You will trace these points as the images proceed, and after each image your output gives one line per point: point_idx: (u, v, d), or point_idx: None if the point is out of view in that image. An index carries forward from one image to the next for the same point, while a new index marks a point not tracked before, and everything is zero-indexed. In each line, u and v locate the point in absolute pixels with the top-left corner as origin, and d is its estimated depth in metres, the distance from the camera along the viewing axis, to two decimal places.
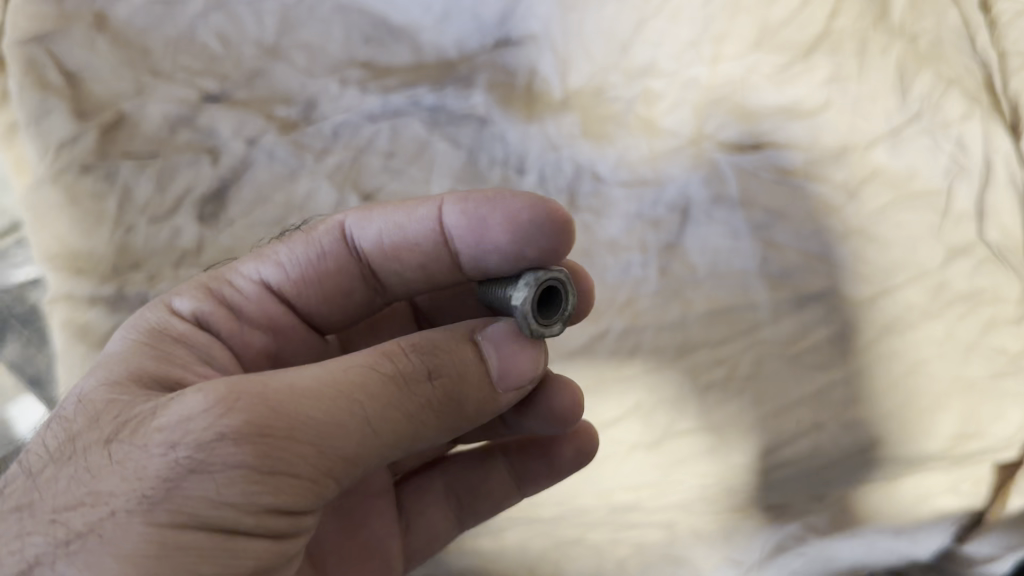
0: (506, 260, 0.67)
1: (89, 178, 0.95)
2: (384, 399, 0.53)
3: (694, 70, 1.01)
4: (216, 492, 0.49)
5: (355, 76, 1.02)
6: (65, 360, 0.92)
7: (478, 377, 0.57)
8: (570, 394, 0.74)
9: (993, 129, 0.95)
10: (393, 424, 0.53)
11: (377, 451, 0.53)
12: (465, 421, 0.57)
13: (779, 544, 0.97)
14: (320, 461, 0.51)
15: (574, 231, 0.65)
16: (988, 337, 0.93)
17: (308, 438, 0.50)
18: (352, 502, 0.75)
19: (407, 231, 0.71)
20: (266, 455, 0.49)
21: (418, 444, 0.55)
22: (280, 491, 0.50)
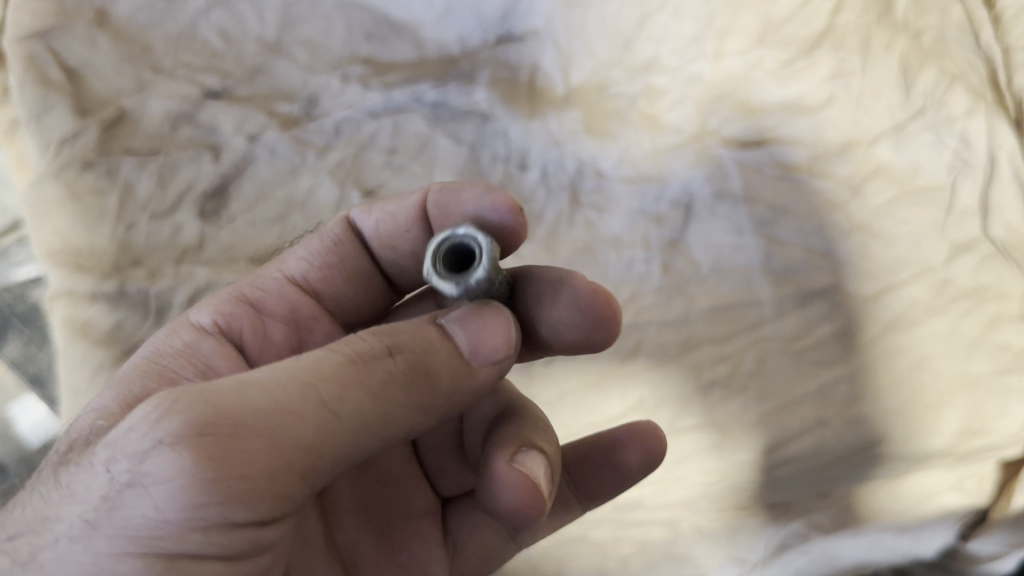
0: None
1: (90, 174, 0.93)
2: (339, 379, 0.48)
3: (696, 66, 1.02)
4: (158, 506, 0.46)
5: (357, 72, 1.03)
6: (67, 359, 0.87)
7: (450, 353, 0.51)
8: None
9: (997, 125, 0.94)
10: (355, 404, 0.47)
11: (341, 438, 0.48)
12: (444, 400, 0.51)
13: (783, 542, 0.96)
14: (273, 460, 0.46)
15: (522, 225, 0.65)
16: (993, 334, 0.92)
17: (255, 432, 0.46)
18: (397, 520, 0.71)
19: (398, 218, 0.71)
20: (207, 456, 0.45)
21: (392, 429, 0.50)
22: (230, 498, 0.45)
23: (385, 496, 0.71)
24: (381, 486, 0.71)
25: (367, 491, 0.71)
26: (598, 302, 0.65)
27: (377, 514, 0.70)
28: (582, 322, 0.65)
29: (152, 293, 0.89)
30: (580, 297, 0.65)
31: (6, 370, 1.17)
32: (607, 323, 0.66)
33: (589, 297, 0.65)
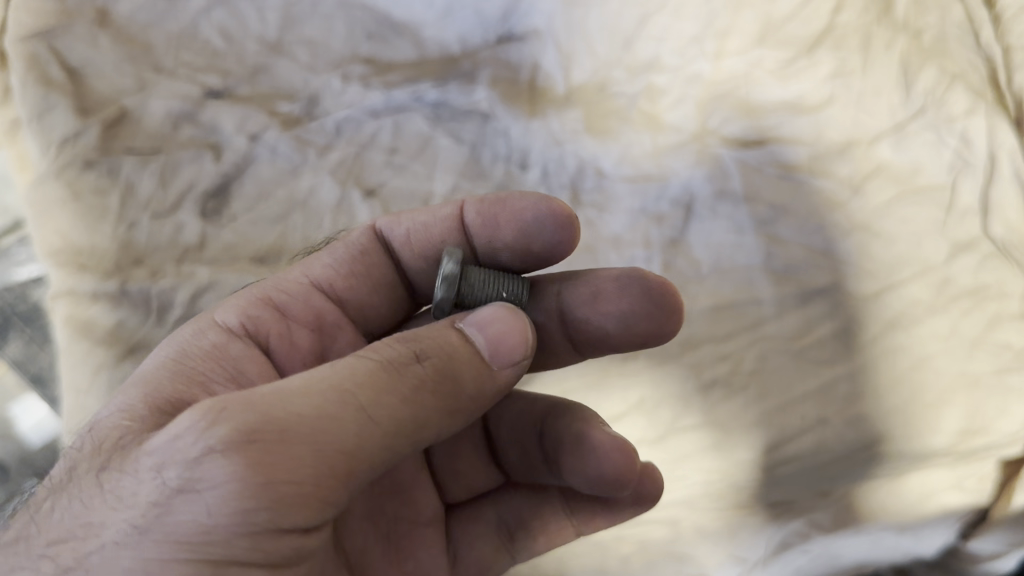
0: (513, 253, 0.70)
1: (91, 173, 0.93)
2: (375, 384, 0.49)
3: (697, 65, 1.03)
4: (209, 513, 0.46)
5: (358, 71, 1.03)
6: (68, 358, 0.87)
7: (475, 358, 0.53)
8: (624, 458, 0.64)
9: (997, 123, 0.96)
10: (392, 408, 0.49)
11: (380, 442, 0.49)
12: (469, 405, 0.53)
13: (783, 542, 0.96)
14: (319, 465, 0.46)
15: (577, 225, 0.68)
16: (993, 333, 0.92)
17: (302, 438, 0.46)
18: (404, 528, 0.71)
19: (433, 229, 0.72)
20: (259, 463, 0.45)
21: (425, 432, 0.51)
22: (279, 504, 0.46)
23: (394, 505, 0.71)
24: (390, 494, 0.71)
25: (379, 500, 0.70)
26: (668, 292, 0.66)
27: (388, 523, 0.70)
28: (653, 313, 0.66)
29: (153, 293, 0.89)
30: (652, 289, 0.66)
31: (8, 369, 1.18)
32: (675, 314, 0.67)
33: (659, 287, 0.66)
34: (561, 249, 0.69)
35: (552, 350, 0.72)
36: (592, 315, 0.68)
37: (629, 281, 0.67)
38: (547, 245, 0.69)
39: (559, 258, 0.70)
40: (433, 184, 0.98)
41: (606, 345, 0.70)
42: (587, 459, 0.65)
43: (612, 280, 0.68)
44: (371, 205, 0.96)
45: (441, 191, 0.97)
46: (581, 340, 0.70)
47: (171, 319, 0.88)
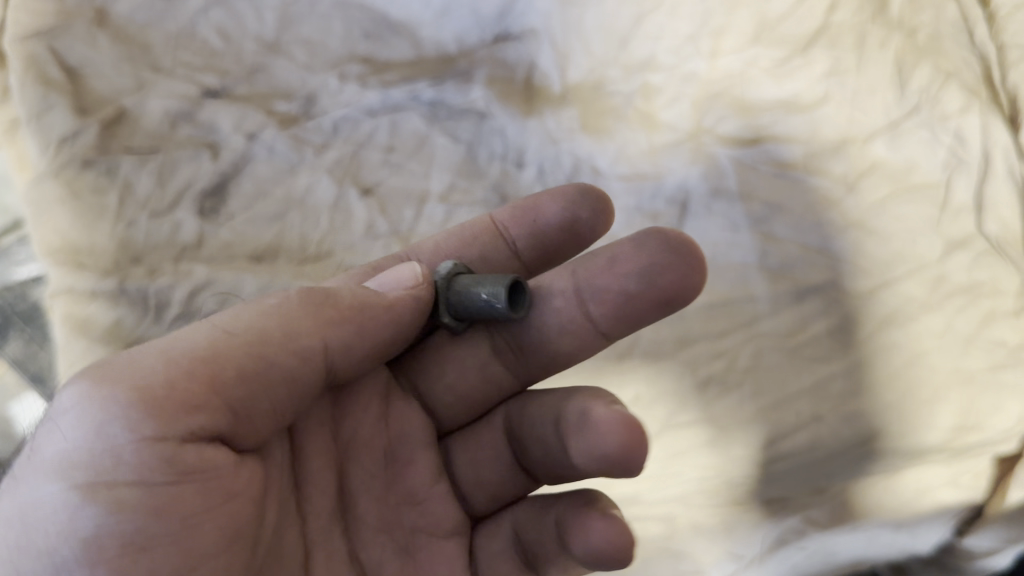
0: (554, 232, 0.75)
1: (89, 173, 0.93)
2: (238, 312, 0.57)
3: (692, 64, 1.03)
4: (70, 436, 0.50)
5: (355, 70, 1.04)
6: (65, 356, 0.87)
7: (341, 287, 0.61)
8: (626, 434, 0.55)
9: (992, 122, 0.96)
10: (252, 322, 0.56)
11: (243, 349, 0.55)
12: (344, 319, 0.59)
13: (779, 538, 0.94)
14: (171, 370, 0.52)
15: (610, 205, 0.75)
16: (987, 331, 0.92)
17: (153, 354, 0.53)
18: (423, 540, 0.65)
19: (465, 231, 0.76)
20: (115, 374, 0.52)
21: (296, 342, 0.57)
22: (134, 405, 0.50)
23: (412, 515, 0.66)
24: (407, 504, 0.66)
25: (396, 509, 0.66)
26: (682, 242, 0.63)
27: (403, 534, 0.65)
28: (675, 266, 0.63)
29: (151, 291, 0.89)
30: (668, 243, 0.63)
31: (8, 369, 1.17)
32: (699, 267, 0.63)
33: (673, 240, 0.63)
34: (599, 222, 0.75)
35: (573, 330, 0.67)
36: (613, 281, 0.65)
37: (642, 239, 0.64)
38: (590, 215, 0.74)
39: (596, 234, 0.75)
40: (428, 182, 0.99)
41: (632, 311, 0.65)
42: (583, 439, 0.57)
43: (627, 245, 0.64)
44: (368, 204, 0.96)
45: (438, 189, 0.98)
46: (607, 314, 0.66)
47: (168, 317, 0.88)
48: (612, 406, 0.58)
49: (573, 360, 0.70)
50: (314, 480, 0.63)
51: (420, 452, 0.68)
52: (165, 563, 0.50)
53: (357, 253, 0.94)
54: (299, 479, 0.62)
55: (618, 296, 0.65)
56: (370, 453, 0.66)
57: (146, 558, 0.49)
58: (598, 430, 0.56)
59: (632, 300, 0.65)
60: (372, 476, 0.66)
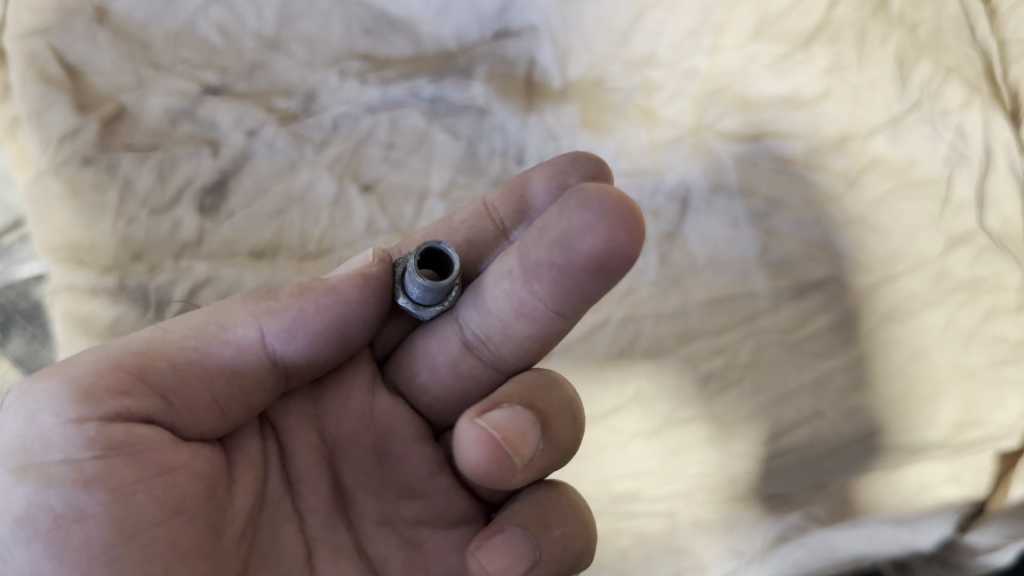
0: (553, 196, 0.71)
1: (89, 170, 0.93)
2: (182, 317, 0.60)
3: (693, 60, 1.03)
4: (9, 427, 0.52)
5: (354, 67, 1.03)
6: (65, 353, 0.87)
7: (294, 283, 0.62)
8: (487, 449, 0.56)
9: (993, 117, 0.98)
10: (191, 321, 0.59)
11: (178, 341, 0.57)
12: (285, 305, 0.59)
13: (781, 535, 0.92)
14: (102, 361, 0.54)
15: (606, 168, 0.72)
16: (989, 325, 0.93)
17: (90, 353, 0.56)
18: (427, 532, 0.63)
19: (453, 219, 0.72)
20: (53, 371, 0.54)
21: (232, 332, 0.58)
22: (61, 391, 0.52)
23: (415, 508, 0.63)
24: (406, 497, 0.63)
25: (395, 502, 0.63)
26: (612, 198, 0.53)
27: (405, 527, 0.63)
28: (598, 227, 0.53)
29: (151, 288, 0.89)
30: (593, 201, 0.53)
31: (11, 367, 1.18)
32: (633, 224, 0.53)
33: (604, 196, 0.53)
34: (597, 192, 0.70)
35: (530, 312, 0.59)
36: (543, 254, 0.55)
37: (568, 200, 0.54)
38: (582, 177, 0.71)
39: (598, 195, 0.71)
40: (429, 178, 0.99)
41: (570, 289, 0.56)
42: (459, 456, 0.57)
43: (553, 211, 0.55)
44: (368, 200, 0.96)
45: (439, 186, 0.98)
46: (547, 296, 0.57)
47: (169, 313, 0.88)
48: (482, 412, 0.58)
49: (542, 350, 0.62)
50: (303, 477, 0.61)
51: (415, 445, 0.64)
52: (96, 534, 0.50)
53: (357, 250, 0.94)
54: (288, 476, 0.61)
55: (565, 256, 0.54)
56: (359, 449, 0.63)
57: (78, 529, 0.49)
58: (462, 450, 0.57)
59: (579, 261, 0.54)
60: (365, 472, 0.63)
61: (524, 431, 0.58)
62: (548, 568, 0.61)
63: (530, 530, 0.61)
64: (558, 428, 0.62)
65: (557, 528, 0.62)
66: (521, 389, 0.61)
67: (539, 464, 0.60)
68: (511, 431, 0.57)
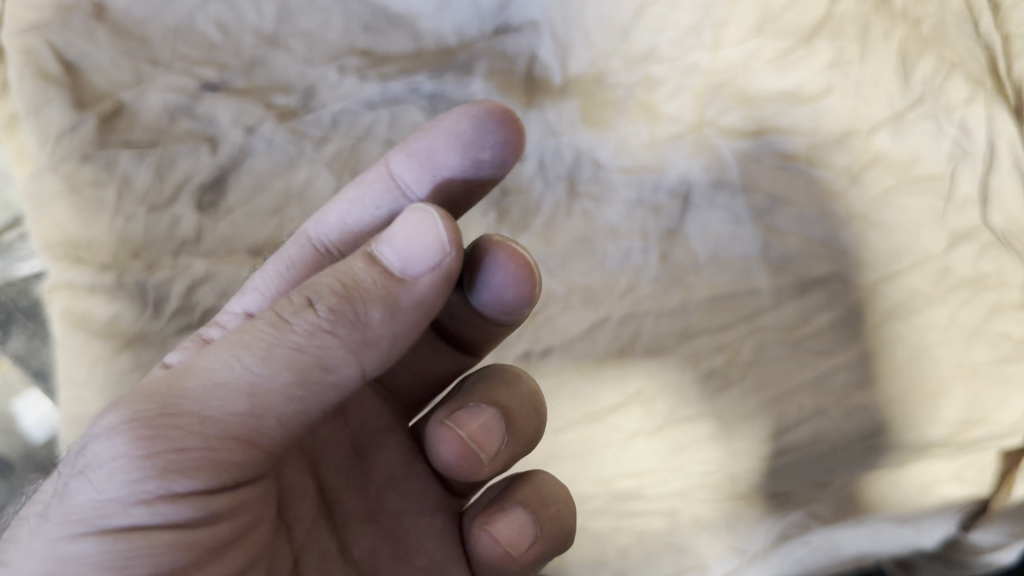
0: (461, 176, 0.62)
1: (88, 166, 0.92)
2: (266, 343, 0.49)
3: (694, 56, 1.03)
4: (100, 491, 0.49)
5: (354, 63, 1.03)
6: (64, 351, 0.86)
7: (379, 281, 0.50)
8: (462, 448, 0.62)
9: (997, 112, 0.97)
10: (287, 363, 0.48)
11: (283, 397, 0.49)
12: (386, 341, 0.50)
13: (782, 534, 0.96)
14: (203, 431, 0.48)
15: (521, 129, 0.60)
16: (993, 322, 0.92)
17: (186, 409, 0.48)
18: (409, 523, 0.66)
19: (365, 200, 0.65)
20: (142, 437, 0.48)
21: (336, 375, 0.50)
22: (168, 462, 0.48)
23: (395, 499, 0.67)
24: (388, 490, 0.67)
25: (377, 496, 0.66)
26: (506, 256, 0.60)
27: (389, 520, 0.66)
28: (494, 284, 0.62)
29: (149, 285, 0.88)
30: (500, 258, 0.60)
31: (11, 365, 1.20)
32: (532, 276, 0.62)
33: (508, 252, 0.60)
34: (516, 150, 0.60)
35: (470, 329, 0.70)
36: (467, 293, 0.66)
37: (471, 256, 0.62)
38: (492, 156, 0.60)
39: (510, 169, 0.61)
40: None
41: (494, 315, 0.66)
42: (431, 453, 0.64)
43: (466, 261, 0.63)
44: None
45: None
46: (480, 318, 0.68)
47: (167, 311, 0.87)
48: (449, 413, 0.64)
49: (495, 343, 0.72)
50: (289, 485, 0.62)
51: (388, 440, 0.69)
52: None
53: None
54: (275, 486, 0.61)
55: (476, 299, 0.64)
56: (340, 448, 0.66)
57: None
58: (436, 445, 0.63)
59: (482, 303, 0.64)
60: (347, 473, 0.66)
61: (498, 427, 0.64)
62: (548, 543, 0.67)
63: (531, 512, 0.66)
64: (526, 418, 0.67)
65: (553, 507, 0.68)
66: (485, 387, 0.66)
67: (511, 454, 0.66)
68: (479, 427, 0.63)
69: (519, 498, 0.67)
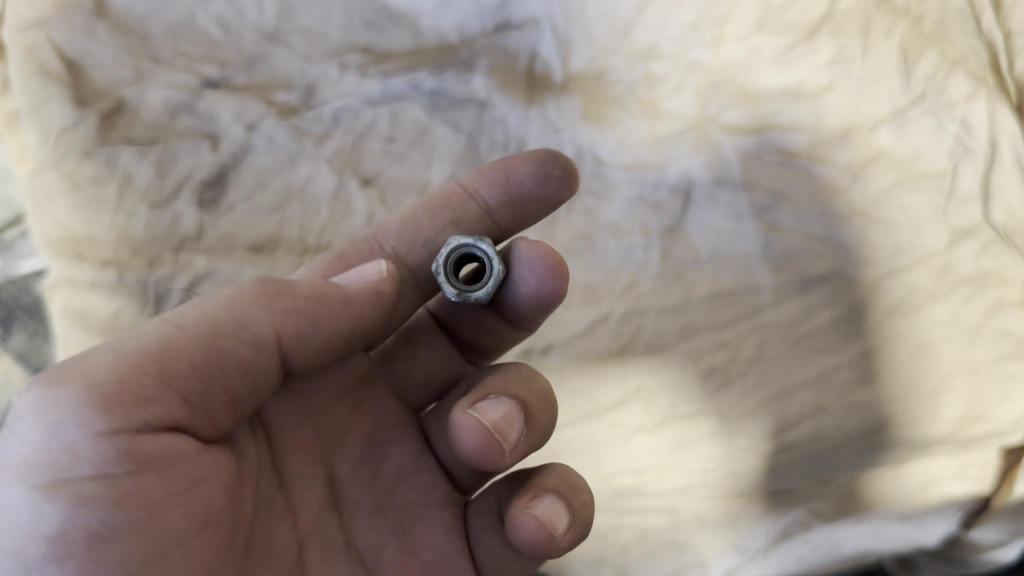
0: (532, 191, 0.76)
1: (89, 163, 0.92)
2: (189, 313, 0.55)
3: (696, 52, 1.02)
4: (25, 439, 0.48)
5: (355, 60, 1.03)
6: (65, 347, 0.87)
7: (301, 278, 0.60)
8: (483, 436, 0.61)
9: (998, 109, 0.96)
10: (198, 319, 0.54)
11: (197, 343, 0.53)
12: (293, 309, 0.57)
13: (783, 531, 0.96)
14: (123, 365, 0.50)
15: (575, 168, 0.78)
16: (995, 320, 0.92)
17: (103, 352, 0.51)
18: (417, 516, 0.66)
19: (433, 198, 0.75)
20: (64, 380, 0.49)
21: (249, 333, 0.55)
22: (84, 396, 0.48)
23: (404, 493, 0.66)
24: (399, 484, 0.66)
25: (387, 488, 0.66)
26: (544, 255, 0.67)
27: (398, 514, 0.65)
28: (530, 278, 0.68)
29: (151, 282, 0.88)
30: (524, 258, 0.67)
31: (12, 363, 1.19)
32: (561, 272, 0.68)
33: (534, 252, 0.67)
34: (570, 184, 0.77)
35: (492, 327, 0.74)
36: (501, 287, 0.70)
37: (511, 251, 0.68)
38: (560, 175, 0.76)
39: (566, 194, 0.77)
40: (430, 172, 0.98)
41: (523, 308, 0.71)
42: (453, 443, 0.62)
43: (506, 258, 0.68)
44: (368, 194, 0.96)
45: (438, 179, 0.97)
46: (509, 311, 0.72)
47: (168, 309, 0.87)
48: (468, 402, 0.63)
49: (509, 342, 0.77)
50: (297, 474, 0.61)
51: (400, 435, 0.69)
52: (132, 551, 0.48)
53: None
54: (283, 475, 0.60)
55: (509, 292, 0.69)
56: (355, 440, 0.66)
57: (115, 547, 0.48)
58: (457, 436, 0.62)
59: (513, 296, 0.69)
60: (359, 463, 0.65)
61: (517, 419, 0.63)
62: (577, 531, 0.65)
63: (561, 499, 0.64)
64: (541, 411, 0.66)
65: (579, 496, 0.66)
66: (504, 379, 0.65)
67: (528, 445, 0.64)
68: (499, 418, 0.62)
69: (548, 483, 0.65)
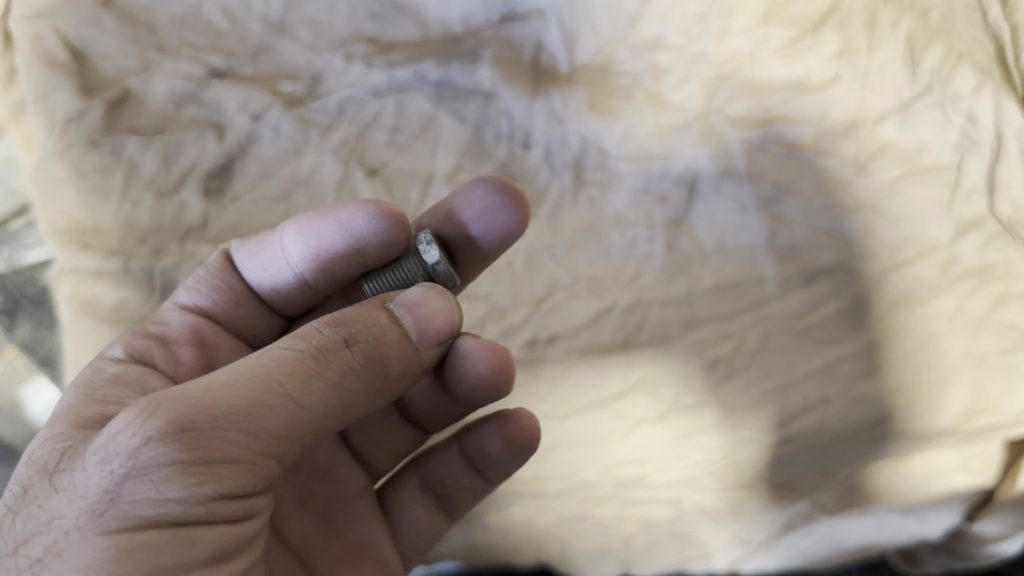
0: (341, 254, 0.72)
1: (95, 153, 0.93)
2: (304, 373, 0.52)
3: (701, 44, 1.03)
4: (156, 492, 0.48)
5: (361, 51, 1.03)
6: (70, 336, 0.87)
7: (399, 341, 0.56)
8: (493, 356, 0.68)
9: (1004, 102, 0.97)
10: (321, 397, 0.53)
11: (313, 423, 0.53)
12: (386, 387, 0.57)
13: (789, 523, 1.01)
14: (249, 440, 0.50)
15: (405, 225, 0.69)
16: (1000, 312, 0.91)
17: (233, 422, 0.50)
18: (336, 506, 0.76)
19: (265, 250, 0.75)
20: (194, 448, 0.49)
21: (352, 412, 0.55)
22: (213, 472, 0.49)
23: (321, 486, 0.76)
24: (317, 479, 0.76)
25: (306, 483, 0.75)
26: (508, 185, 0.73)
27: (318, 505, 0.76)
28: (506, 207, 0.72)
29: (155, 271, 0.88)
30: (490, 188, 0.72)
31: (16, 352, 1.24)
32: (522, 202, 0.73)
33: (497, 194, 0.72)
34: (397, 248, 0.70)
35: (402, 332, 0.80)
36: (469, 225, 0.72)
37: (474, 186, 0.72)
38: (375, 237, 0.69)
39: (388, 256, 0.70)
40: (435, 162, 0.98)
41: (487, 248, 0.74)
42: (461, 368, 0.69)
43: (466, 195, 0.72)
44: (373, 184, 0.95)
45: (443, 170, 0.97)
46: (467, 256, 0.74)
47: None
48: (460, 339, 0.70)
49: None
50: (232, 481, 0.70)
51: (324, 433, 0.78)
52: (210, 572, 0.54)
53: None
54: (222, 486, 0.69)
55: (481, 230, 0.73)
56: None
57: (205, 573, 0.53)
58: (464, 359, 0.68)
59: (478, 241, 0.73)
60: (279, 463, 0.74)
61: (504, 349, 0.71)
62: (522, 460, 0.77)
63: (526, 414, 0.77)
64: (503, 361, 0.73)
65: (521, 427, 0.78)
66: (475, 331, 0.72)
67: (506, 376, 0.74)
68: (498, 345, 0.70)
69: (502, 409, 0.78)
